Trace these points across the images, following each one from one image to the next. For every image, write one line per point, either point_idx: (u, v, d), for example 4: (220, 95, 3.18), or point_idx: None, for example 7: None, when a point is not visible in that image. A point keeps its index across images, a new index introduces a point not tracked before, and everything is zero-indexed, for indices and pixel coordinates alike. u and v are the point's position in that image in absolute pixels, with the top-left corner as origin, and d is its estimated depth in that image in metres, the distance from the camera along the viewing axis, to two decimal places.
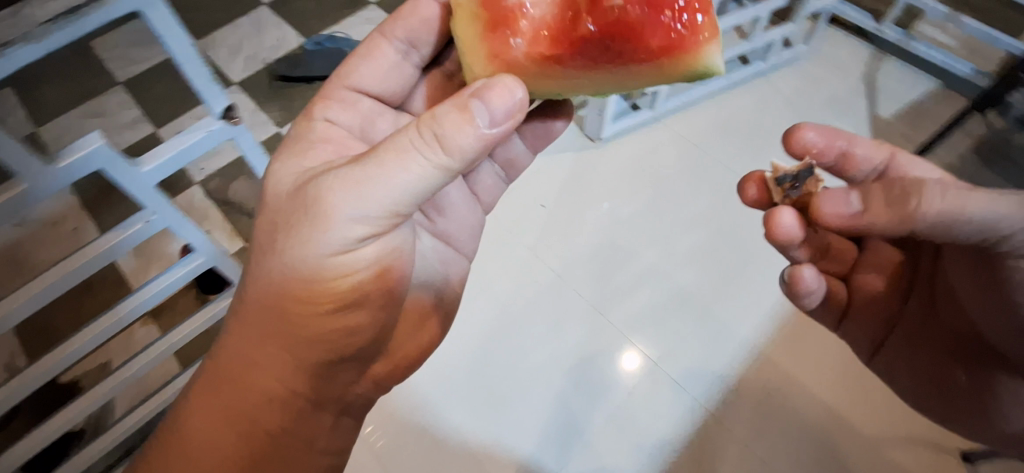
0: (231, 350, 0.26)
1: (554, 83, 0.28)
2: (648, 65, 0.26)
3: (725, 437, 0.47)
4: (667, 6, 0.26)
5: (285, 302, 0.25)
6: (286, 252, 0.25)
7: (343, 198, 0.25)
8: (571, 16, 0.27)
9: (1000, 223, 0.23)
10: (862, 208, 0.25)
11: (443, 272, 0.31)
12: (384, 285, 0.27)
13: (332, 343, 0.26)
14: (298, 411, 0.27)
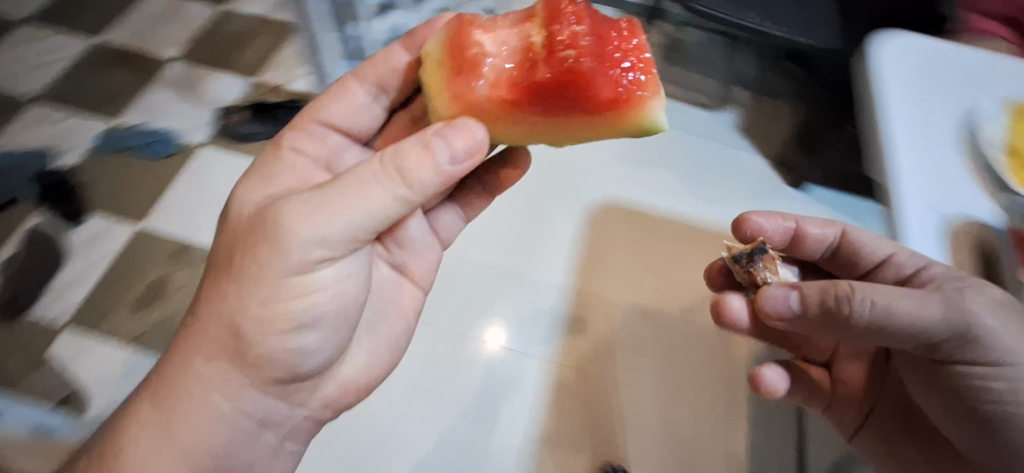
0: (176, 373, 0.28)
1: (516, 128, 0.28)
2: (601, 116, 0.27)
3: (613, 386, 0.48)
4: (614, 63, 0.27)
5: (238, 318, 0.27)
6: (242, 273, 0.27)
7: (304, 224, 0.26)
8: (528, 63, 0.27)
9: (927, 328, 0.28)
10: (799, 308, 0.31)
11: (396, 301, 0.34)
12: (335, 310, 0.29)
13: (285, 362, 0.28)
14: (241, 432, 0.29)
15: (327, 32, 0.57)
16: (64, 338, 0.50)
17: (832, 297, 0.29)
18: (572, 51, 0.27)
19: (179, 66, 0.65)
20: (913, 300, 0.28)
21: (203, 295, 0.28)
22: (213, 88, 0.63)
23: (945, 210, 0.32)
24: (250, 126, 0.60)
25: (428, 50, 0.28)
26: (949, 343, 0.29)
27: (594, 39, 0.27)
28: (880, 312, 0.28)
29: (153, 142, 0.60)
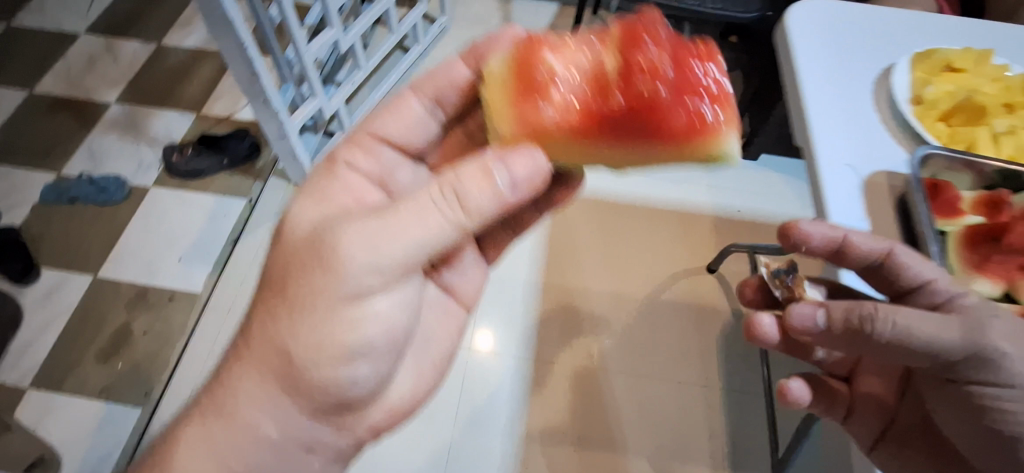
0: (223, 393, 0.28)
1: (581, 156, 0.27)
2: (673, 147, 0.26)
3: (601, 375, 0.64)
4: (692, 92, 0.26)
5: (290, 342, 0.26)
6: (295, 297, 0.26)
7: (357, 247, 0.26)
8: (599, 88, 0.26)
9: (942, 342, 0.26)
10: (826, 326, 0.29)
11: (444, 326, 0.34)
12: (387, 336, 0.28)
13: (334, 387, 0.28)
14: (289, 457, 0.29)
15: (247, 76, 0.60)
16: (33, 396, 0.61)
17: (854, 315, 0.28)
18: (648, 80, 0.26)
19: (117, 110, 0.83)
20: (933, 321, 0.26)
21: (253, 317, 0.28)
22: (155, 127, 0.81)
23: (859, 166, 0.37)
24: (195, 162, 0.77)
25: (492, 69, 0.28)
26: (963, 364, 0.26)
27: (674, 70, 0.26)
28: (905, 331, 0.26)
29: (105, 188, 0.74)
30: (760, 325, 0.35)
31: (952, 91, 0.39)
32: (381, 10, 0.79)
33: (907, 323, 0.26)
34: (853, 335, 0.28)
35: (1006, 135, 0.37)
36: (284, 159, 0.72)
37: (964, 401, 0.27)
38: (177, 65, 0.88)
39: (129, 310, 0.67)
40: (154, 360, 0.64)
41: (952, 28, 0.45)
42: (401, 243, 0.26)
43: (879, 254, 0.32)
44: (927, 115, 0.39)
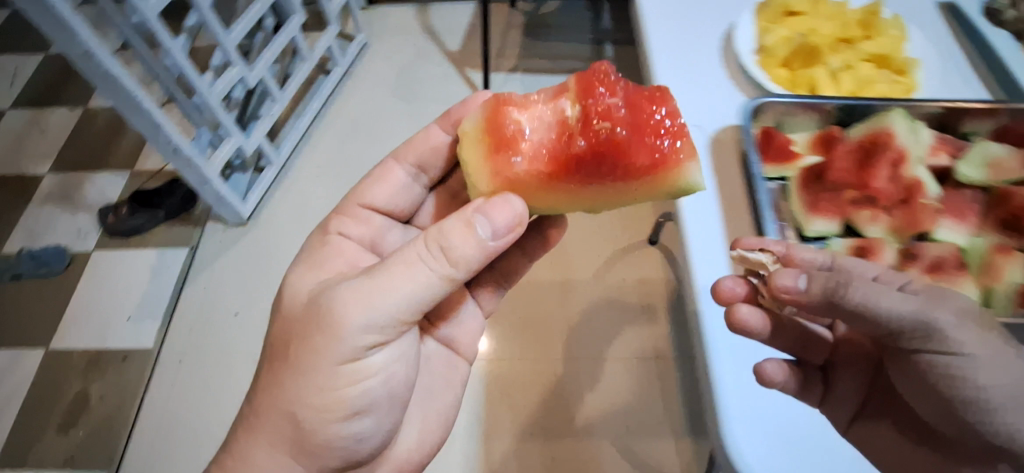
0: (233, 449, 0.29)
1: (555, 199, 0.29)
2: (639, 182, 0.28)
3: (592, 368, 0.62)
4: (648, 131, 0.28)
5: (297, 405, 0.27)
6: (297, 364, 0.27)
7: (354, 309, 0.27)
8: (566, 137, 0.29)
9: (904, 319, 0.25)
10: (807, 289, 0.26)
11: (447, 377, 0.35)
12: (388, 393, 0.29)
13: (343, 445, 0.29)
14: None
15: (150, 126, 0.58)
16: None
17: (829, 280, 0.26)
18: (605, 122, 0.28)
19: (49, 182, 0.79)
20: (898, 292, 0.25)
21: (256, 384, 0.29)
22: (90, 192, 0.77)
23: (707, 125, 0.41)
24: (129, 222, 0.73)
25: (464, 129, 0.29)
26: (909, 336, 0.25)
27: (628, 110, 0.28)
28: (869, 301, 0.25)
29: (45, 261, 0.71)
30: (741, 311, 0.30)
31: (788, 36, 0.42)
32: (288, 37, 0.75)
33: (873, 296, 0.25)
34: (827, 306, 0.26)
35: (841, 71, 0.42)
36: (215, 205, 0.70)
37: (918, 374, 0.26)
38: (109, 123, 0.84)
39: (83, 377, 0.64)
40: (112, 422, 0.61)
41: None
42: (393, 290, 0.27)
43: (827, 258, 0.30)
44: (768, 64, 0.42)
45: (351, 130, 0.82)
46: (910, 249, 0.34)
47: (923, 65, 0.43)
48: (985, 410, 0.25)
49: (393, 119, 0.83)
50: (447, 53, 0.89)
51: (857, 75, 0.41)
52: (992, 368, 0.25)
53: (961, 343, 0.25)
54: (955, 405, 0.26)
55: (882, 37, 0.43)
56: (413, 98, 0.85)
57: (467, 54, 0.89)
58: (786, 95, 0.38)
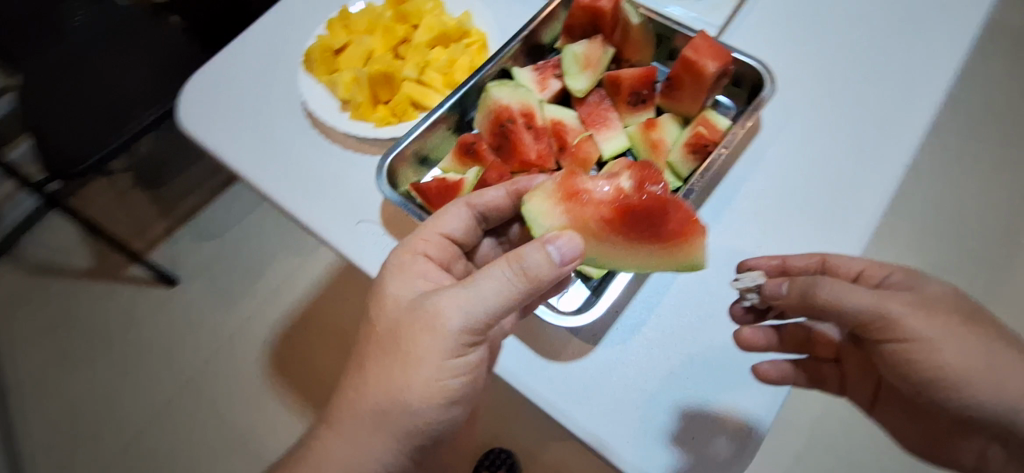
0: (356, 415, 0.59)
1: (608, 236, 0.63)
2: (667, 242, 0.62)
3: None
4: (672, 211, 0.63)
5: (416, 373, 0.57)
6: (421, 352, 0.57)
7: (455, 318, 0.57)
8: (626, 209, 0.64)
9: (860, 309, 0.52)
10: (785, 291, 0.57)
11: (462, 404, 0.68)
12: (473, 371, 0.60)
13: (428, 401, 0.59)
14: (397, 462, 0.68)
15: None
16: None
17: (804, 287, 0.55)
18: (653, 209, 0.64)
19: None
20: (857, 294, 0.53)
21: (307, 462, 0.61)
22: None
23: (362, 217, 0.85)
24: None
25: (543, 185, 0.64)
26: (877, 324, 0.53)
27: (659, 196, 0.64)
28: (835, 297, 0.53)
29: None
30: (743, 336, 0.65)
31: (348, 87, 0.89)
32: None
33: (837, 293, 0.53)
34: (823, 304, 0.54)
35: (411, 81, 0.91)
36: None
37: (897, 359, 0.54)
38: None
39: None
40: None
41: (270, 70, 0.98)
42: (478, 312, 0.56)
43: (817, 261, 0.65)
44: (358, 113, 0.90)
45: (58, 412, 1.48)
46: (562, 135, 0.84)
47: (466, 25, 0.94)
48: (960, 379, 0.52)
49: (79, 375, 1.51)
50: (85, 270, 1.62)
51: (438, 67, 0.91)
52: (937, 345, 0.51)
53: (914, 331, 0.52)
54: (941, 382, 0.52)
55: (422, 23, 0.93)
56: (69, 344, 1.55)
57: (105, 266, 1.62)
58: (428, 118, 0.83)
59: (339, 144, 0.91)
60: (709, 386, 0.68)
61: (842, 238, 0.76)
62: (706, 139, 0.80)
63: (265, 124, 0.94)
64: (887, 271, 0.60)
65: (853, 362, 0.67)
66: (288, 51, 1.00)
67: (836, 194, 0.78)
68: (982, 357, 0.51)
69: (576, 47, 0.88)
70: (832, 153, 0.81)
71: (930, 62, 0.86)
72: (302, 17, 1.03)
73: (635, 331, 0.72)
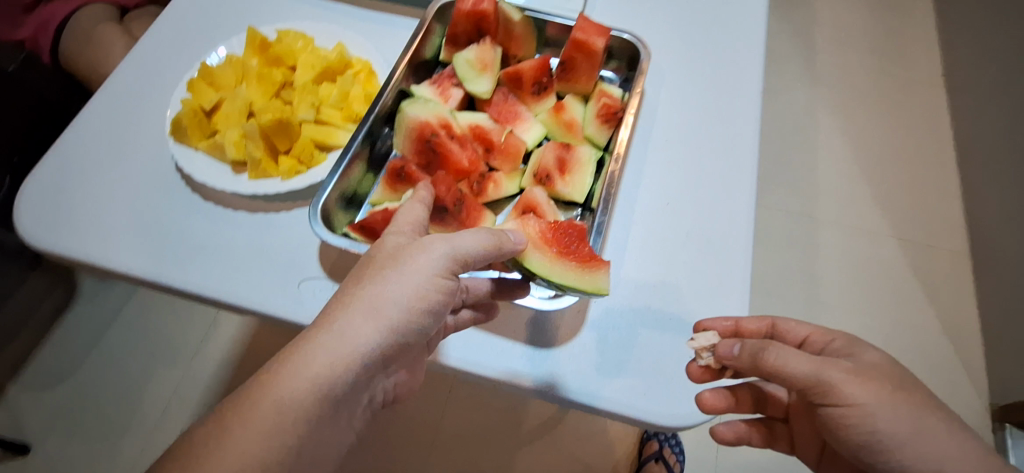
0: (333, 323, 0.56)
1: (537, 246, 0.72)
2: (581, 267, 0.71)
3: (423, 402, 1.43)
4: (585, 246, 0.74)
5: (399, 288, 0.58)
6: (407, 267, 0.59)
7: (446, 244, 0.60)
8: (556, 227, 0.74)
9: (805, 375, 0.59)
10: (737, 352, 0.65)
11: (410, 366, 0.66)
12: (441, 312, 0.61)
13: (407, 324, 0.58)
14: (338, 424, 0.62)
15: None
16: None
17: (757, 349, 0.62)
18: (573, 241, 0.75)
19: None
20: (804, 361, 0.60)
21: (257, 382, 0.54)
22: None
23: (294, 277, 0.80)
24: None
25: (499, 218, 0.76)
26: (818, 390, 0.59)
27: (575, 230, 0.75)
28: (781, 361, 0.60)
29: None
30: (704, 400, 0.69)
31: (239, 146, 0.82)
32: None
33: (783, 358, 0.60)
34: (772, 370, 0.61)
35: (305, 120, 0.85)
36: None
37: (835, 421, 0.60)
38: None
39: None
40: None
41: (133, 159, 0.89)
42: (467, 244, 0.61)
43: (767, 324, 0.74)
44: (257, 170, 0.82)
45: None
46: (484, 136, 0.85)
47: (344, 54, 0.91)
48: (885, 434, 0.58)
49: None
50: None
51: (331, 101, 0.87)
52: (869, 410, 0.58)
53: (853, 397, 0.58)
54: (870, 440, 0.59)
55: (298, 62, 0.89)
56: None
57: None
58: (346, 155, 0.80)
59: (244, 209, 0.85)
60: (664, 381, 0.74)
61: (726, 295, 0.81)
62: (617, 108, 0.87)
63: (145, 210, 0.85)
64: (830, 338, 0.69)
65: (802, 420, 0.76)
66: (147, 135, 0.91)
67: (715, 244, 0.86)
68: (911, 419, 0.58)
69: (467, 52, 0.90)
70: (708, 128, 0.97)
71: (741, 27, 1.08)
72: (157, 97, 0.95)
73: (607, 325, 0.79)
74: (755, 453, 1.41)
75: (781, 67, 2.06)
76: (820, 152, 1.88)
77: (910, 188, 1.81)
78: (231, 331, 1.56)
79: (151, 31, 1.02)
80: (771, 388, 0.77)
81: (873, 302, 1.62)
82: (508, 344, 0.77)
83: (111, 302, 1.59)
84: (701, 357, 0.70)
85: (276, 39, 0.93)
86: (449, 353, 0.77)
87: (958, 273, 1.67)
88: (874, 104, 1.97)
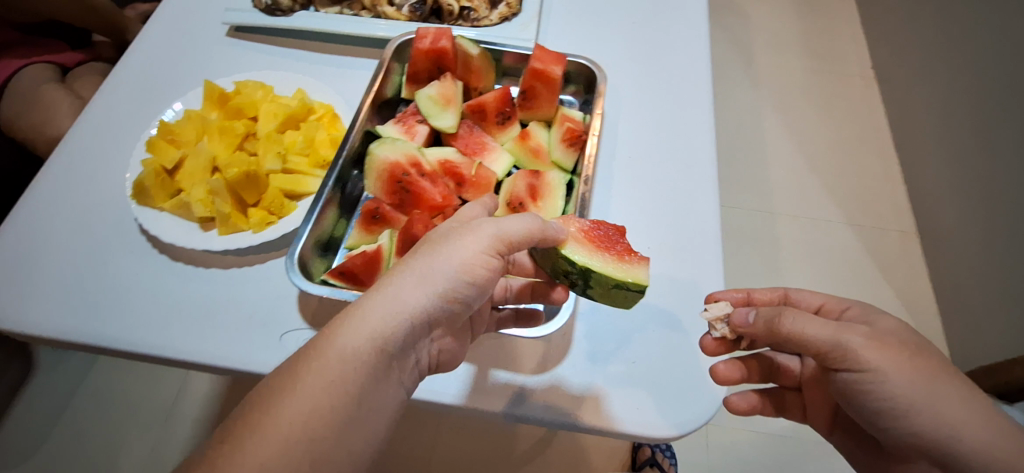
0: (384, 287, 0.57)
1: (582, 241, 0.69)
2: (625, 263, 0.69)
3: (413, 436, 1.41)
4: (628, 245, 0.71)
5: (444, 259, 0.58)
6: (455, 242, 0.59)
7: (494, 226, 0.60)
8: (598, 228, 0.72)
9: (823, 340, 0.61)
10: (751, 321, 0.66)
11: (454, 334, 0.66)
12: (483, 289, 0.60)
13: (451, 295, 0.58)
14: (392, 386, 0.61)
15: None
16: None
17: (771, 317, 0.64)
18: (618, 242, 0.72)
19: None
20: (819, 327, 0.61)
21: (315, 342, 0.55)
22: None
23: (273, 331, 0.78)
24: None
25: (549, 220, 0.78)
26: (836, 353, 0.61)
27: (617, 231, 0.73)
28: (798, 327, 0.62)
29: None
30: (719, 372, 0.73)
31: (207, 205, 0.81)
32: None
33: (801, 326, 0.62)
34: (792, 335, 0.62)
35: (273, 171, 0.85)
36: None
37: (858, 390, 0.62)
38: None
39: None
40: None
41: (97, 225, 0.87)
42: (515, 227, 0.60)
43: (780, 292, 0.80)
44: (226, 227, 0.80)
45: None
46: (454, 171, 0.86)
47: (307, 101, 0.92)
48: (907, 404, 0.59)
49: None
50: None
51: (298, 149, 0.87)
52: (890, 377, 0.59)
53: (873, 365, 0.59)
54: (898, 405, 0.60)
55: (260, 111, 0.89)
56: None
57: None
58: (318, 202, 0.80)
59: (218, 264, 0.84)
60: (654, 390, 0.76)
61: (706, 271, 0.87)
62: (580, 133, 0.88)
63: (116, 276, 0.82)
64: (845, 306, 0.72)
65: (811, 389, 0.79)
66: (110, 199, 0.89)
67: (684, 240, 0.90)
68: (924, 384, 0.59)
69: (428, 88, 0.91)
70: (662, 138, 1.00)
71: (687, 41, 1.13)
72: (115, 159, 0.93)
73: (598, 342, 0.81)
74: (743, 448, 1.44)
75: (724, 72, 2.15)
76: (770, 149, 1.97)
77: (857, 175, 1.91)
78: (205, 388, 1.50)
79: (103, 91, 1.00)
80: (783, 358, 0.81)
81: (839, 286, 1.68)
82: (511, 375, 0.78)
83: (74, 373, 1.51)
84: (716, 329, 0.72)
85: (234, 90, 0.92)
86: (468, 395, 0.76)
87: (909, 251, 1.76)
88: (814, 100, 2.07)
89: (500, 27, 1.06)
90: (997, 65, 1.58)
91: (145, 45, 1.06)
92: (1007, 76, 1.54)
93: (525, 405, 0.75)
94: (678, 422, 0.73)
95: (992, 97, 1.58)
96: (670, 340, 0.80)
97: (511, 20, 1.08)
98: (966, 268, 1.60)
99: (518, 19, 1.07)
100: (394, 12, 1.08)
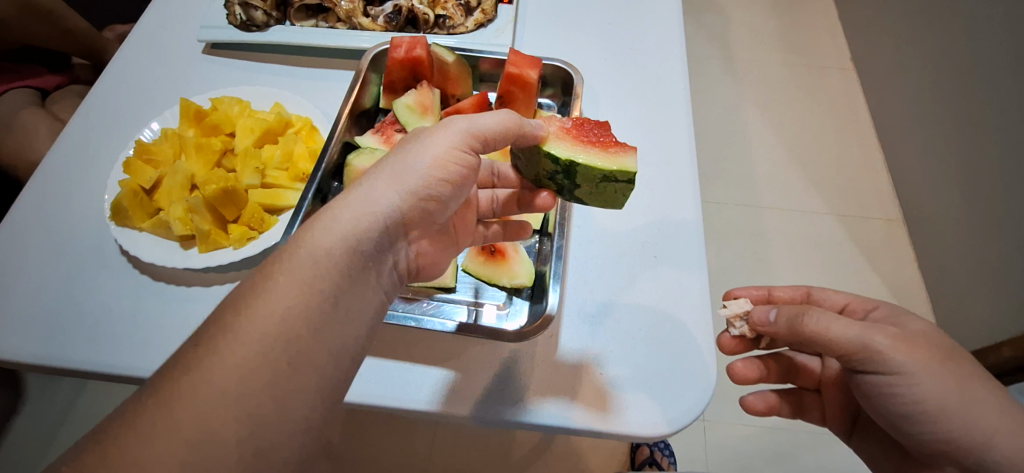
0: (358, 188, 0.58)
1: (564, 135, 0.69)
2: (611, 152, 0.68)
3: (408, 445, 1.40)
4: (613, 137, 0.70)
5: (417, 158, 0.59)
6: (427, 141, 0.60)
7: (464, 123, 0.62)
8: (581, 124, 0.71)
9: (853, 340, 0.61)
10: (773, 319, 0.67)
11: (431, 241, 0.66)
12: (458, 186, 0.62)
13: (425, 191, 0.59)
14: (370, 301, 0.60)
15: None
16: None
17: (795, 316, 0.64)
18: (602, 133, 0.70)
19: None
20: (847, 327, 0.62)
21: (290, 242, 0.54)
22: None
23: None
24: None
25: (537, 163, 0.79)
26: (864, 353, 0.62)
27: (600, 125, 0.71)
28: (823, 327, 0.62)
29: None
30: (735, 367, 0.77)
31: (186, 223, 0.80)
32: None
33: (826, 325, 0.62)
34: (818, 333, 0.62)
35: (251, 186, 0.85)
36: None
37: (885, 391, 0.63)
38: None
39: None
40: None
41: (78, 249, 0.86)
42: (485, 122, 0.62)
43: (802, 290, 0.83)
44: (206, 245, 0.80)
45: None
46: None
47: (283, 115, 0.92)
48: (936, 409, 0.61)
49: None
50: None
51: (276, 163, 0.87)
52: (921, 381, 0.60)
53: (903, 367, 0.61)
54: (931, 408, 0.61)
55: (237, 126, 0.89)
56: None
57: None
58: (298, 215, 0.80)
59: (200, 283, 0.83)
60: (639, 386, 0.76)
61: (687, 265, 0.87)
62: None
63: (98, 301, 0.81)
64: (872, 307, 0.74)
65: (830, 388, 0.81)
66: (92, 225, 0.88)
67: (665, 232, 0.90)
68: (957, 388, 0.61)
69: (404, 98, 0.91)
70: (642, 137, 1.01)
71: (666, 41, 1.14)
72: (93, 183, 0.92)
73: (582, 340, 0.81)
74: (742, 443, 1.44)
75: (704, 70, 2.17)
76: (754, 144, 1.98)
77: (841, 167, 1.92)
78: None
79: (80, 115, 0.99)
80: (803, 358, 0.83)
81: (831, 278, 1.68)
82: (491, 378, 0.77)
83: (62, 401, 1.48)
84: (734, 326, 0.75)
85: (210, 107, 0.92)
86: (444, 402, 0.75)
87: (895, 238, 1.78)
88: (795, 94, 2.09)
89: (475, 34, 1.06)
90: (973, 54, 1.60)
91: (121, 65, 1.06)
92: (983, 65, 1.56)
93: (510, 409, 0.75)
94: (664, 419, 0.73)
95: (970, 85, 1.60)
96: (666, 338, 0.80)
97: (486, 27, 1.08)
98: (952, 254, 1.61)
99: (494, 25, 1.08)
100: (369, 23, 1.08)
